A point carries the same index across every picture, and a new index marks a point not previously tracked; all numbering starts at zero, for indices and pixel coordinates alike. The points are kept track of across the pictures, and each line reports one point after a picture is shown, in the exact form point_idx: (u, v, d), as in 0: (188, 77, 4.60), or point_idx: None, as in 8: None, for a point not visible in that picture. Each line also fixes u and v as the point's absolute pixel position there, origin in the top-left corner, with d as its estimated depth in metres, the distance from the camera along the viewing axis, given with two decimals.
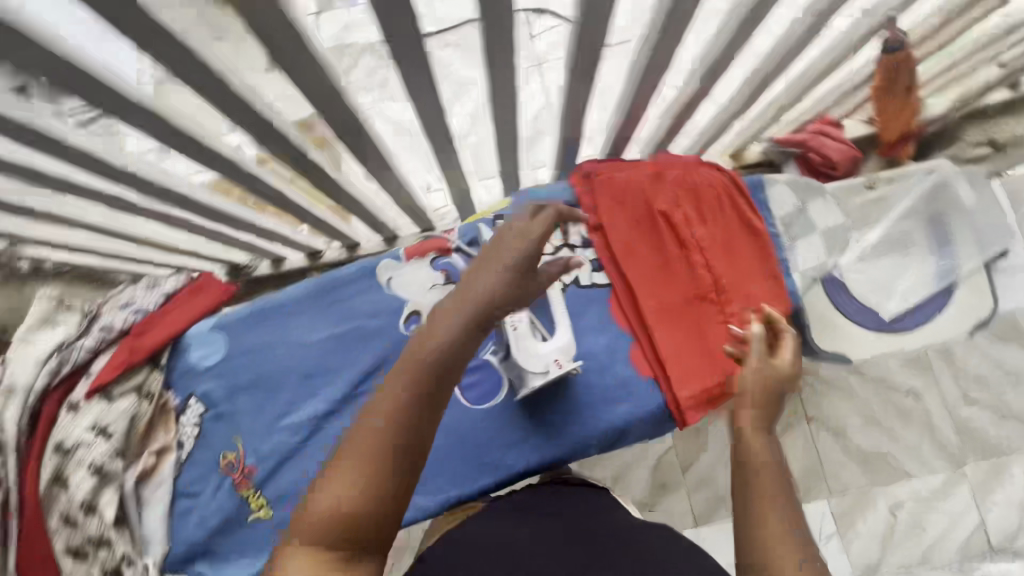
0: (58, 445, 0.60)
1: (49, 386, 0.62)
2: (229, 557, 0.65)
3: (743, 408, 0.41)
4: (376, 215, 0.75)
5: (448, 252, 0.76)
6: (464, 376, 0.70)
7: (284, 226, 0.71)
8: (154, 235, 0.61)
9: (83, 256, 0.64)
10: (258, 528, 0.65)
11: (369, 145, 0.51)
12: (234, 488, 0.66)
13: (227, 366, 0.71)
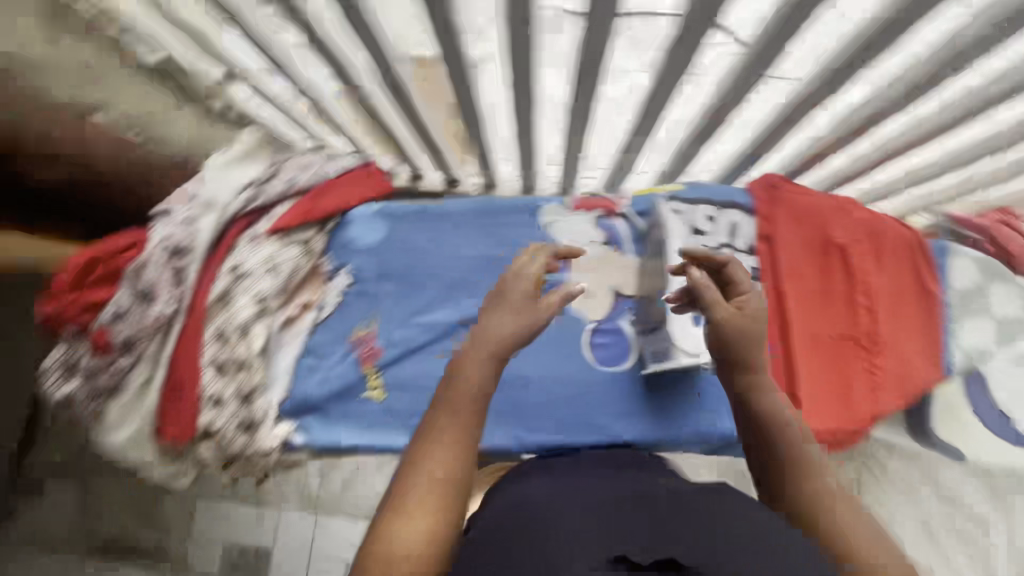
0: (233, 266, 0.64)
1: (233, 218, 0.64)
2: (335, 420, 0.70)
3: (742, 373, 0.51)
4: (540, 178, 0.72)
5: (614, 215, 0.76)
6: (598, 334, 0.72)
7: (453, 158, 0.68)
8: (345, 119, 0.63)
9: (272, 118, 0.64)
10: (367, 403, 0.70)
11: (592, 57, 0.49)
12: (357, 362, 0.71)
13: (381, 252, 0.75)
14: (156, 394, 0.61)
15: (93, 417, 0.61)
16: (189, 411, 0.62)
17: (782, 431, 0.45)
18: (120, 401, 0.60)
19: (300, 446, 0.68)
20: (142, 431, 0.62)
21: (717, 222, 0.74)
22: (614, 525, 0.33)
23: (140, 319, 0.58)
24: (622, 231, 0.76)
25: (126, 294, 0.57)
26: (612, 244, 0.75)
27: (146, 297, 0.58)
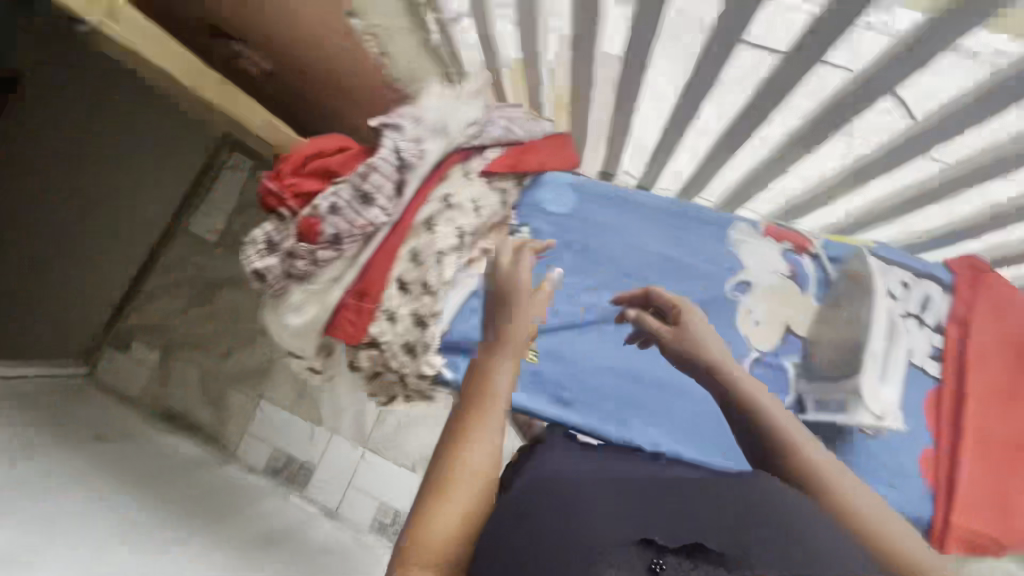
0: (443, 197, 0.83)
1: (457, 147, 0.86)
2: None
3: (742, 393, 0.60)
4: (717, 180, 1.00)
5: (803, 251, 0.86)
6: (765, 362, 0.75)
7: (660, 147, 1.01)
8: (585, 89, 0.92)
9: (543, 49, 0.85)
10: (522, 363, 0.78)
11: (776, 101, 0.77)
12: None
13: (565, 221, 0.90)
14: (344, 292, 0.76)
15: (279, 293, 0.76)
16: (367, 315, 0.77)
17: (781, 442, 0.52)
18: (310, 286, 0.77)
19: (448, 380, 0.75)
20: (313, 319, 0.77)
21: (909, 291, 0.82)
22: (641, 500, 0.50)
23: (351, 220, 0.75)
24: (808, 268, 0.85)
25: (348, 190, 0.74)
26: (797, 277, 0.84)
27: (364, 200, 0.75)
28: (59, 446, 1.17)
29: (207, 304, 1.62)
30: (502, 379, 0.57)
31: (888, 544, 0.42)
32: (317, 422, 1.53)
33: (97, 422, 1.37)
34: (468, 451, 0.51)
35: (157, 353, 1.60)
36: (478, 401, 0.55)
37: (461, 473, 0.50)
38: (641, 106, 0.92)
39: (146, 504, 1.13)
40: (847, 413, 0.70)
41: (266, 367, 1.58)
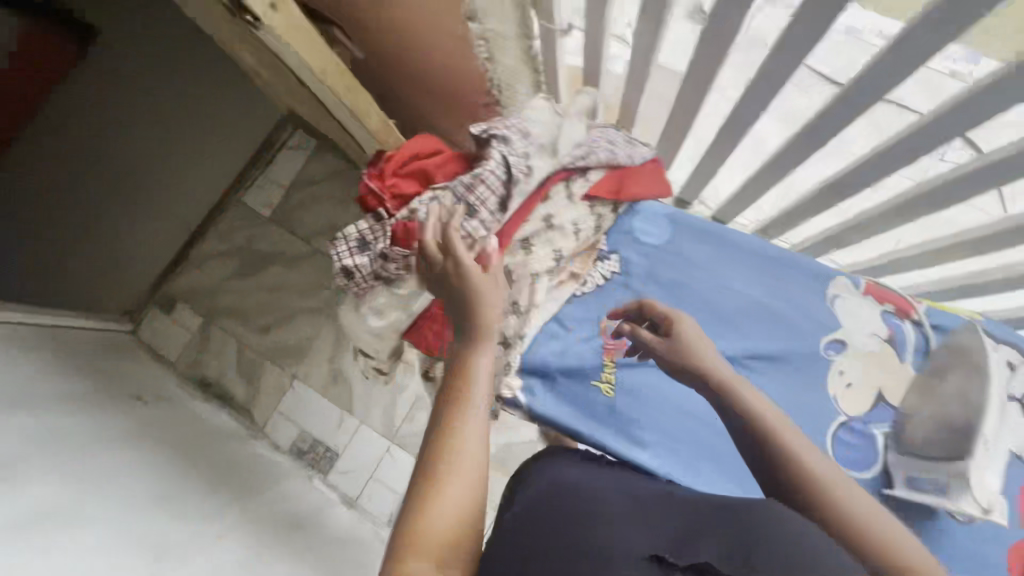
0: (546, 215, 0.79)
1: (563, 165, 0.74)
2: (561, 392, 0.82)
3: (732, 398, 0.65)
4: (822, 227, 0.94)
5: (906, 316, 0.81)
6: (850, 436, 0.77)
7: (748, 188, 0.96)
8: (683, 120, 0.87)
9: (652, 72, 0.81)
10: (595, 390, 0.82)
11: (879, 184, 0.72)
12: (600, 351, 0.83)
13: (653, 252, 0.91)
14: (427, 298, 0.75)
15: (361, 294, 0.71)
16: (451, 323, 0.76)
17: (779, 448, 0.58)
18: (397, 290, 0.72)
19: (520, 403, 0.81)
20: (395, 325, 0.76)
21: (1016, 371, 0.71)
22: (650, 524, 0.52)
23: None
24: (909, 334, 0.80)
25: (451, 196, 0.66)
26: (895, 343, 0.80)
27: (467, 210, 0.66)
28: (101, 399, 1.19)
29: (253, 277, 1.62)
30: (479, 366, 0.56)
31: (877, 532, 0.51)
32: (347, 409, 1.52)
33: (137, 382, 1.38)
34: (452, 442, 0.50)
35: (200, 319, 1.61)
36: (455, 392, 0.54)
37: (453, 466, 0.49)
38: (738, 144, 0.87)
39: (183, 472, 1.13)
40: (945, 494, 0.65)
41: (304, 347, 1.57)
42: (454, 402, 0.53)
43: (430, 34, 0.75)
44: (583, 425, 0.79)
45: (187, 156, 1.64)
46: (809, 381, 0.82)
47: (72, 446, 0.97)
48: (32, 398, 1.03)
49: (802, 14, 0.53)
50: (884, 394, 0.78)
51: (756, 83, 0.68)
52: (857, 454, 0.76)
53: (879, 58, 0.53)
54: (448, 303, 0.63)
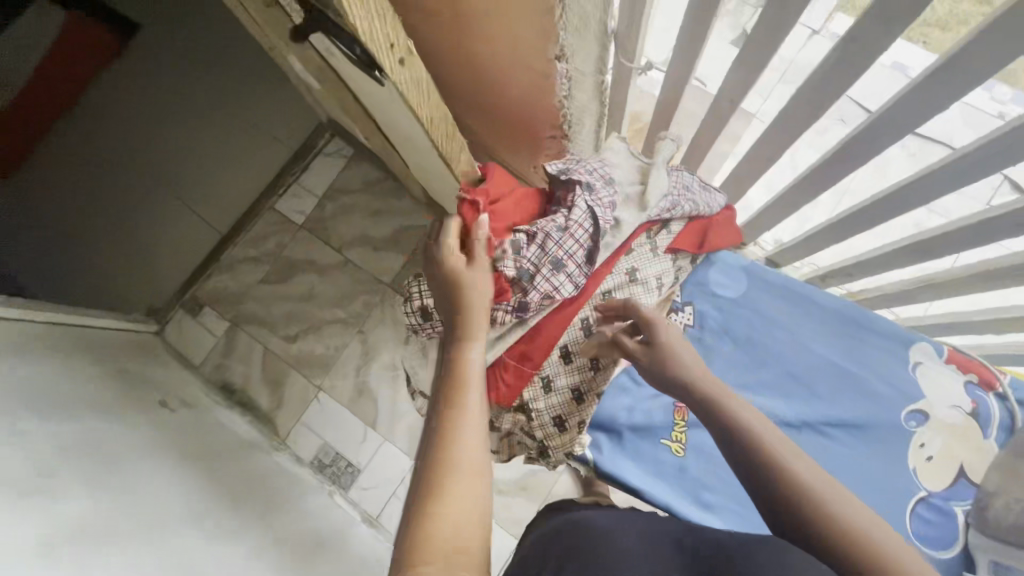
0: (632, 268, 0.77)
1: (648, 218, 0.73)
2: (632, 442, 0.93)
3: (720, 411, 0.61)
4: (889, 289, 0.94)
5: (988, 389, 0.89)
6: (928, 510, 0.87)
7: (811, 234, 0.93)
8: (756, 164, 0.84)
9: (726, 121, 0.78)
10: (664, 445, 0.93)
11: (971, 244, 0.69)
12: (671, 409, 0.93)
13: (730, 309, 1.00)
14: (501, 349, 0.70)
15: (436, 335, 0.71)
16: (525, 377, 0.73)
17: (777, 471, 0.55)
18: None
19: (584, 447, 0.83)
20: None
21: None
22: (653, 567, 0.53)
23: (541, 285, 0.65)
24: (992, 406, 0.89)
25: (535, 252, 0.65)
26: (975, 413, 0.89)
27: (558, 266, 0.65)
28: (128, 408, 1.16)
29: (282, 285, 1.61)
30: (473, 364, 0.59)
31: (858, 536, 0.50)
32: (371, 424, 1.50)
33: (163, 386, 1.36)
34: (457, 449, 0.51)
35: (226, 324, 1.60)
36: (454, 392, 0.56)
37: (456, 469, 0.50)
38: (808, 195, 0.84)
39: (209, 484, 1.10)
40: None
41: (330, 358, 1.55)
42: (454, 403, 0.56)
43: (512, 76, 0.73)
44: (651, 475, 0.91)
45: (213, 148, 1.59)
46: (885, 448, 0.91)
47: (105, 457, 0.95)
48: (65, 404, 1.02)
49: (931, 76, 0.51)
50: (966, 470, 0.88)
51: (853, 137, 0.66)
52: (934, 530, 0.87)
53: (1012, 128, 0.50)
54: (436, 299, 0.64)
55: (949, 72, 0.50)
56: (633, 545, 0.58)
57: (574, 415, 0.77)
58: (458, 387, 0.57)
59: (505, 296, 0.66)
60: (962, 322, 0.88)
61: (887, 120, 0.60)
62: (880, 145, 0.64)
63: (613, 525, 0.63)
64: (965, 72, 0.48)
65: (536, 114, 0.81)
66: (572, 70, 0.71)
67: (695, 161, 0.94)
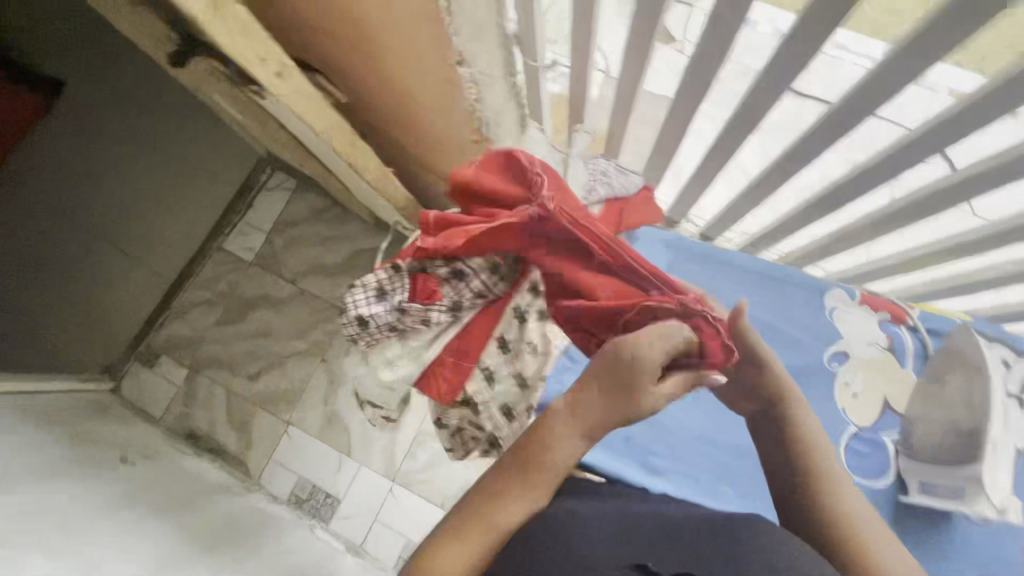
0: None
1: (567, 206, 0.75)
2: None
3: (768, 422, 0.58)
4: (813, 248, 0.98)
5: (900, 322, 0.98)
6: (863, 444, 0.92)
7: (732, 206, 0.99)
8: (667, 143, 0.89)
9: (631, 105, 0.83)
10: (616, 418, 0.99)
11: (861, 195, 0.74)
12: None
13: None
14: (440, 347, 0.62)
15: (373, 345, 0.63)
16: (466, 372, 0.63)
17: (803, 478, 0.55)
18: (408, 344, 0.62)
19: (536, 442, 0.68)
20: (408, 378, 0.63)
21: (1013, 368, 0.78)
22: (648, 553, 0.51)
23: (474, 284, 0.60)
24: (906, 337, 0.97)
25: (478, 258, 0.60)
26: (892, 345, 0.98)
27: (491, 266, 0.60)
28: (86, 469, 1.11)
29: (239, 324, 1.58)
30: (564, 450, 0.51)
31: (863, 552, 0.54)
32: (345, 452, 1.48)
33: (122, 443, 1.31)
34: (500, 509, 0.50)
35: (184, 371, 1.56)
36: (537, 466, 0.51)
37: (490, 526, 0.49)
38: (718, 170, 0.89)
39: (179, 536, 1.06)
40: (965, 500, 0.76)
41: (296, 391, 1.53)
42: (523, 479, 0.51)
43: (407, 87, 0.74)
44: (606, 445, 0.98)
45: (159, 198, 1.57)
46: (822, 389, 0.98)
47: (66, 519, 0.91)
48: (21, 470, 0.97)
49: (789, 40, 0.55)
50: (891, 403, 0.94)
51: (740, 107, 0.70)
52: (869, 462, 0.91)
53: (866, 80, 0.54)
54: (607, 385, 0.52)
55: (801, 36, 0.54)
56: (603, 531, 0.54)
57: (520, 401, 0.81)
58: (531, 466, 0.51)
59: (436, 296, 0.60)
60: (877, 270, 0.94)
61: (761, 87, 0.63)
62: (764, 113, 0.68)
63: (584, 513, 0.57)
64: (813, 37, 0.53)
65: (452, 129, 0.84)
66: (477, 74, 0.74)
67: (617, 149, 0.98)
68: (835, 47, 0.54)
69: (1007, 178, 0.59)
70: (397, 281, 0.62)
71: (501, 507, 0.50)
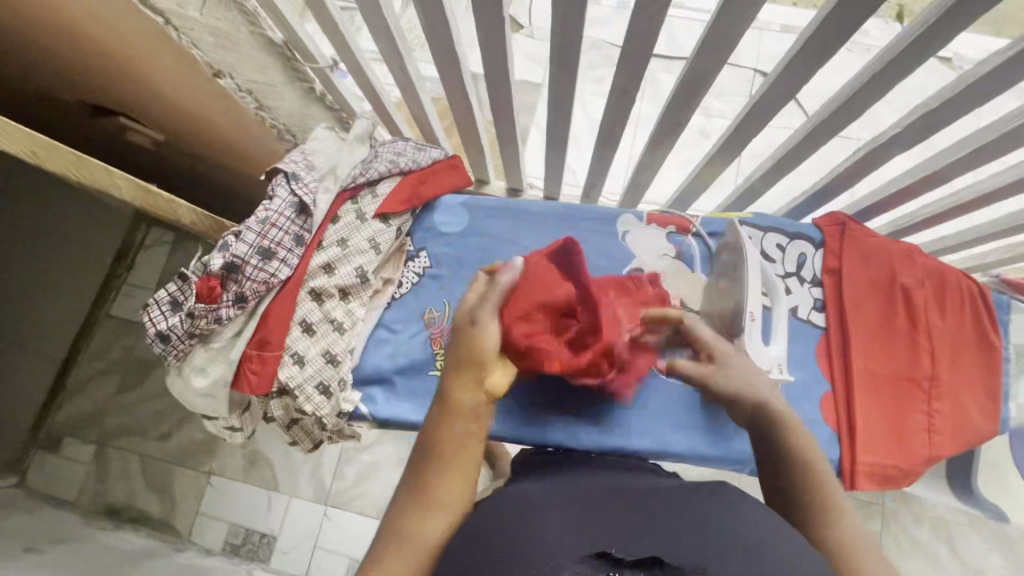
0: (361, 214, 0.74)
1: (344, 186, 0.72)
2: (402, 395, 0.72)
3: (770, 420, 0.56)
4: (633, 194, 1.01)
5: (687, 232, 0.81)
6: None
7: (550, 168, 1.02)
8: (461, 120, 0.92)
9: (407, 87, 0.85)
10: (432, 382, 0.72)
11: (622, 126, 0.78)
12: (428, 341, 0.74)
13: (436, 238, 0.81)
14: (242, 344, 0.64)
15: (180, 356, 0.64)
16: (274, 362, 0.64)
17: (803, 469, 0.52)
18: (212, 345, 0.64)
19: (365, 416, 0.71)
20: (222, 380, 0.64)
21: (788, 251, 0.79)
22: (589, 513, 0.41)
23: (253, 274, 0.63)
24: (693, 248, 0.80)
25: (246, 248, 0.62)
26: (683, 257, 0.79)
27: (266, 254, 0.64)
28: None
29: (140, 386, 1.47)
30: (455, 431, 0.49)
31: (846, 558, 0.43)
32: (273, 488, 1.41)
33: (34, 512, 1.20)
34: (411, 520, 0.43)
35: (92, 447, 1.43)
36: (433, 461, 0.47)
37: (404, 541, 0.42)
38: (513, 136, 0.92)
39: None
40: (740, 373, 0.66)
41: (212, 440, 1.45)
42: (432, 479, 0.46)
43: (184, 104, 0.76)
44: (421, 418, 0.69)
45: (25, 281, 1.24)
46: None
47: None
48: None
49: None
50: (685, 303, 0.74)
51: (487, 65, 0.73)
52: None
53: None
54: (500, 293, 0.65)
55: None
56: (562, 506, 0.40)
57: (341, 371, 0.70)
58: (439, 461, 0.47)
59: (220, 293, 0.62)
60: (688, 200, 0.99)
61: (483, 38, 0.66)
62: (505, 65, 0.71)
63: (541, 488, 0.45)
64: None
65: (246, 128, 0.84)
66: (243, 82, 0.79)
67: (431, 137, 1.01)
68: (509, 7, 0.61)
69: (695, 93, 0.67)
70: (188, 289, 0.62)
71: (415, 519, 0.43)
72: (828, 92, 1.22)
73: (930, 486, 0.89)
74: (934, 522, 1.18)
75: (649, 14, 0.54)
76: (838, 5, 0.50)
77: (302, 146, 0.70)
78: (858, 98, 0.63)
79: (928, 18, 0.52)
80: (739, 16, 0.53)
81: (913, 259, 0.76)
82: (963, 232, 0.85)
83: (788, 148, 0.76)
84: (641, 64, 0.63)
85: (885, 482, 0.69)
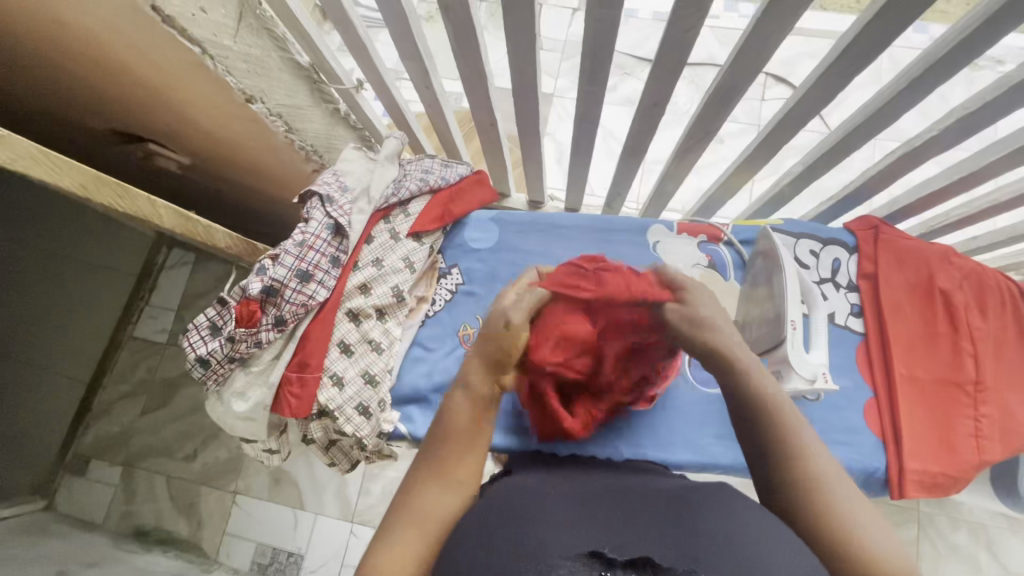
0: (393, 233, 0.75)
1: (377, 206, 0.73)
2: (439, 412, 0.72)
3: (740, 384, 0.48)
4: (659, 203, 1.01)
5: (718, 241, 0.81)
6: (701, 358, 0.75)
7: (574, 180, 1.02)
8: (486, 137, 0.92)
9: (434, 106, 0.85)
10: None
11: (648, 136, 0.78)
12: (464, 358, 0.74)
13: (471, 254, 0.81)
14: (282, 367, 0.64)
15: (220, 381, 0.64)
16: (313, 384, 0.64)
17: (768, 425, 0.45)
18: (252, 369, 0.64)
19: (404, 435, 0.70)
20: (262, 402, 0.64)
21: (822, 257, 0.79)
22: (596, 511, 0.38)
23: (292, 297, 0.63)
24: (725, 256, 0.80)
25: (287, 271, 0.63)
26: (716, 265, 0.79)
27: (305, 277, 0.64)
28: (26, 555, 1.03)
29: (166, 406, 1.47)
30: (463, 404, 0.50)
31: (860, 546, 0.38)
32: (298, 506, 1.40)
33: (62, 536, 1.20)
34: (421, 479, 0.44)
35: (119, 469, 1.44)
36: (443, 430, 0.48)
37: (414, 499, 0.42)
38: (538, 152, 0.93)
39: None
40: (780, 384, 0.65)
41: (238, 459, 1.45)
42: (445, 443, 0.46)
43: (210, 126, 0.76)
44: None
45: (57, 308, 1.26)
46: None
47: None
48: None
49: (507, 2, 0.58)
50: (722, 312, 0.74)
51: (518, 82, 0.73)
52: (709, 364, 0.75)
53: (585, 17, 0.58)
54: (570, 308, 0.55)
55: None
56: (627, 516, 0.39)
57: (378, 391, 0.69)
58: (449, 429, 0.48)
59: (260, 316, 0.63)
60: (714, 207, 0.98)
61: (513, 56, 0.67)
62: (535, 81, 0.72)
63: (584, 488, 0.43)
64: (517, 14, 0.59)
65: (273, 149, 0.85)
66: (274, 107, 0.76)
67: (454, 152, 1.02)
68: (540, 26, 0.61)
69: (726, 102, 0.67)
70: (227, 312, 0.63)
71: (424, 479, 0.44)
72: (849, 97, 1.22)
73: (975, 492, 0.87)
74: (972, 526, 1.15)
75: (685, 27, 0.54)
76: (880, 13, 0.50)
77: (336, 166, 0.71)
78: (894, 103, 0.62)
79: (972, 23, 0.51)
80: (776, 28, 0.53)
81: (949, 261, 0.75)
82: (996, 232, 0.83)
83: (819, 153, 0.76)
84: (673, 76, 0.63)
85: (934, 490, 0.68)
